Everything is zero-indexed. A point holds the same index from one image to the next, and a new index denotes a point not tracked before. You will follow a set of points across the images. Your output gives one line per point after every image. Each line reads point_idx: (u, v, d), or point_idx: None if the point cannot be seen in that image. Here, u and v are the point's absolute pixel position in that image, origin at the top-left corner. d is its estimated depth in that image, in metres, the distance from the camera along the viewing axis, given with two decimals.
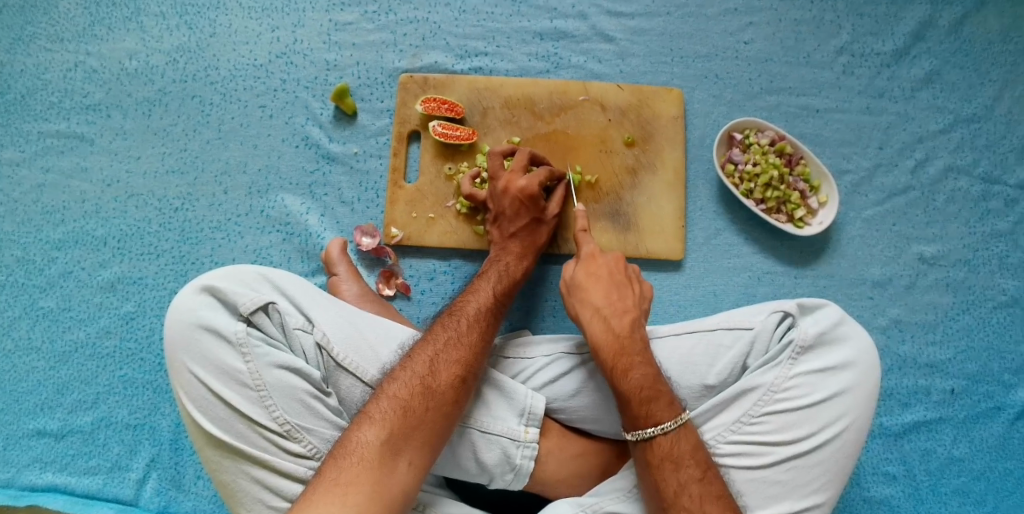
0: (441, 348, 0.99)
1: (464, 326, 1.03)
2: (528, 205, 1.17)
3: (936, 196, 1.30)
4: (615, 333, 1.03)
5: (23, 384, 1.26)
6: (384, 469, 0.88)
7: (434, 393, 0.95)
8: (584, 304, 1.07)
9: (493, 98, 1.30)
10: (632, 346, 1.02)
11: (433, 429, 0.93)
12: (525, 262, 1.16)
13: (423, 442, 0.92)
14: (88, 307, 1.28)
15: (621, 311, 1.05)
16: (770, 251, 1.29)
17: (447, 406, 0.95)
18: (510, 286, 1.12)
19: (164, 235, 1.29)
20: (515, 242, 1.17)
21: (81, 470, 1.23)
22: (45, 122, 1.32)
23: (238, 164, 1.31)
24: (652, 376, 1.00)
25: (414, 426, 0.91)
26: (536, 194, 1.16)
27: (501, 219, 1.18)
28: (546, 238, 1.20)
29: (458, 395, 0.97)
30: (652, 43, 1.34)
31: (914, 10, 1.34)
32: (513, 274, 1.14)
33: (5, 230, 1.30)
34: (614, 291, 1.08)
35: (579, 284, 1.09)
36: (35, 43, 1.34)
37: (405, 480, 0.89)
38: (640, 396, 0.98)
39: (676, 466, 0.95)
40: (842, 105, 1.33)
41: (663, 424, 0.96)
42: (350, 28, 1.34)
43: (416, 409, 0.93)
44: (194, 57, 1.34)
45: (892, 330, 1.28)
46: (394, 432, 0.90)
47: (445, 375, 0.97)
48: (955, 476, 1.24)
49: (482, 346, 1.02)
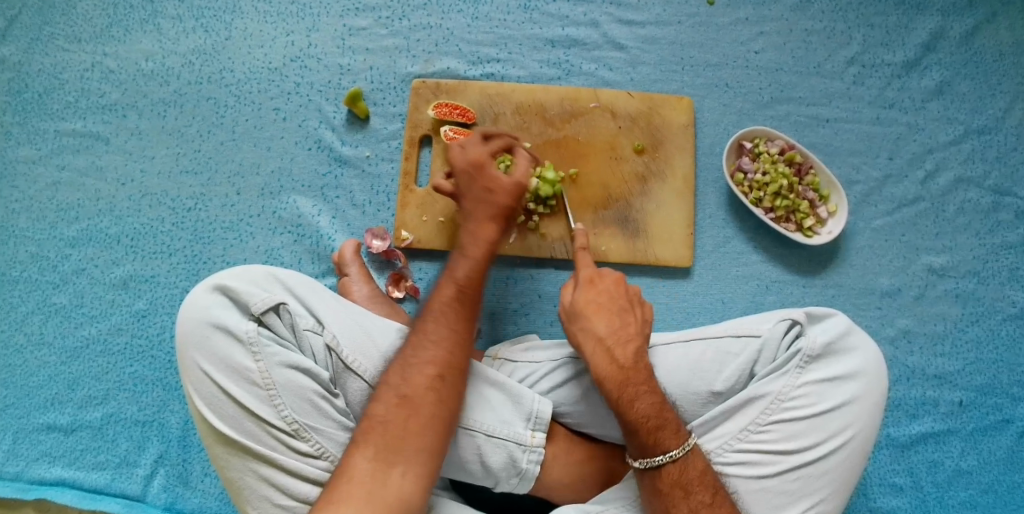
0: (412, 352, 0.96)
1: (434, 322, 0.98)
2: (476, 180, 1.08)
3: (945, 207, 1.30)
4: (619, 363, 1.02)
5: (34, 379, 1.27)
6: (380, 486, 0.86)
7: (414, 401, 0.92)
8: (587, 333, 1.05)
9: (505, 104, 1.31)
10: (638, 375, 1.01)
11: (425, 435, 0.90)
12: (488, 226, 1.06)
13: (416, 450, 0.89)
14: (100, 303, 1.29)
15: (624, 340, 1.04)
16: (780, 260, 1.29)
17: (429, 409, 0.92)
18: (479, 262, 1.04)
19: (177, 234, 1.31)
20: (473, 212, 1.07)
21: (89, 465, 1.24)
22: (62, 121, 1.34)
23: (251, 165, 1.32)
24: (658, 405, 0.99)
25: (402, 439, 0.89)
26: (483, 163, 1.09)
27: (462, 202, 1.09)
28: (513, 201, 1.09)
29: (440, 394, 0.93)
30: (663, 51, 1.35)
31: (925, 21, 1.35)
32: (478, 249, 1.05)
33: (20, 226, 1.31)
34: (615, 319, 1.06)
35: (580, 310, 1.07)
36: (53, 43, 1.36)
37: (404, 491, 0.87)
38: (647, 425, 0.97)
39: (686, 493, 0.96)
40: (853, 115, 1.33)
41: (670, 451, 0.97)
42: (364, 33, 1.35)
43: (395, 419, 0.90)
44: (210, 60, 1.35)
45: (901, 341, 1.27)
46: (380, 448, 0.88)
47: (418, 379, 0.93)
48: (962, 489, 1.23)
49: (452, 338, 0.97)
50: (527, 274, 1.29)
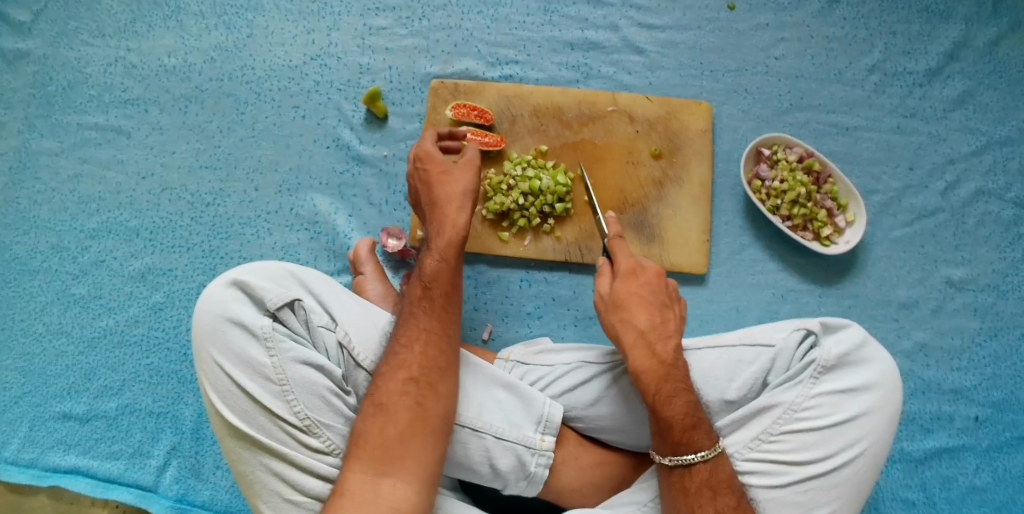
0: (398, 348, 0.99)
1: (412, 318, 1.01)
2: (431, 178, 1.13)
3: (965, 219, 1.29)
4: (660, 358, 1.02)
5: (52, 367, 1.29)
6: (373, 493, 0.89)
7: (400, 407, 0.94)
8: (628, 326, 1.05)
9: (523, 106, 1.31)
10: (676, 372, 1.02)
11: (410, 440, 0.93)
12: (456, 216, 1.08)
13: (404, 455, 0.92)
14: (118, 295, 1.31)
15: (665, 336, 1.04)
16: (796, 268, 1.28)
17: (408, 409, 0.94)
18: (448, 251, 1.05)
19: (195, 229, 1.32)
20: (437, 206, 1.10)
21: (103, 455, 1.26)
22: (85, 114, 1.36)
23: (270, 162, 1.33)
24: (693, 404, 1.00)
25: (389, 446, 0.92)
26: (433, 162, 1.13)
27: (428, 197, 1.12)
28: (471, 185, 1.12)
29: (421, 392, 0.95)
30: (682, 55, 1.35)
31: (948, 30, 1.33)
32: (444, 239, 1.06)
33: (41, 217, 1.33)
34: (657, 314, 1.06)
35: (621, 302, 1.07)
36: (77, 37, 1.38)
37: (395, 496, 0.90)
38: (683, 423, 0.98)
39: (714, 494, 0.97)
40: (873, 124, 1.32)
41: (702, 451, 0.98)
42: (384, 33, 1.36)
43: (372, 429, 0.93)
44: (231, 57, 1.36)
45: (917, 354, 1.26)
46: (365, 459, 0.91)
47: (397, 378, 0.96)
48: (976, 505, 1.22)
49: (424, 336, 0.99)
50: (541, 276, 1.29)
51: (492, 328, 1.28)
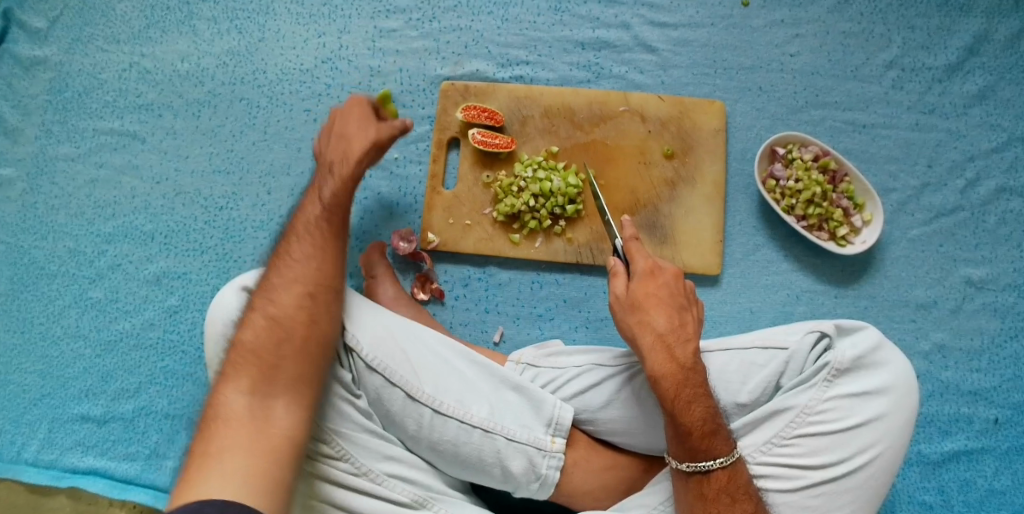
0: (279, 275, 0.98)
1: (295, 244, 1.01)
2: (346, 117, 1.13)
3: (985, 217, 1.26)
4: (679, 362, 1.00)
5: (71, 370, 1.31)
6: (255, 414, 0.86)
7: (280, 323, 0.94)
8: (646, 328, 1.02)
9: (533, 107, 1.31)
10: (695, 377, 1.00)
11: (296, 353, 0.92)
12: (356, 150, 1.09)
13: (292, 374, 0.90)
14: (134, 299, 1.32)
15: (684, 339, 1.02)
16: (811, 269, 1.27)
17: (266, 324, 0.93)
18: (347, 181, 1.06)
19: (208, 232, 1.33)
20: (343, 142, 1.10)
21: (121, 456, 1.28)
22: (100, 120, 1.37)
23: (281, 165, 1.34)
24: (711, 410, 0.99)
25: (275, 362, 0.90)
26: (355, 105, 1.14)
27: (338, 135, 1.12)
28: (384, 138, 1.11)
29: (307, 309, 0.95)
30: (695, 53, 1.33)
31: (968, 23, 1.30)
32: (344, 169, 1.07)
33: (60, 222, 1.35)
34: (676, 316, 1.03)
35: (638, 303, 1.04)
36: (92, 44, 1.39)
37: (284, 422, 0.87)
38: (702, 429, 0.97)
39: (732, 500, 0.96)
40: (891, 120, 1.29)
41: (719, 458, 0.97)
42: (394, 35, 1.36)
43: (267, 347, 0.91)
44: (243, 61, 1.37)
45: (935, 355, 1.24)
46: (254, 379, 0.89)
47: (287, 298, 0.96)
48: (995, 509, 1.20)
49: (317, 254, 0.99)
50: (553, 278, 1.28)
51: (504, 330, 1.27)
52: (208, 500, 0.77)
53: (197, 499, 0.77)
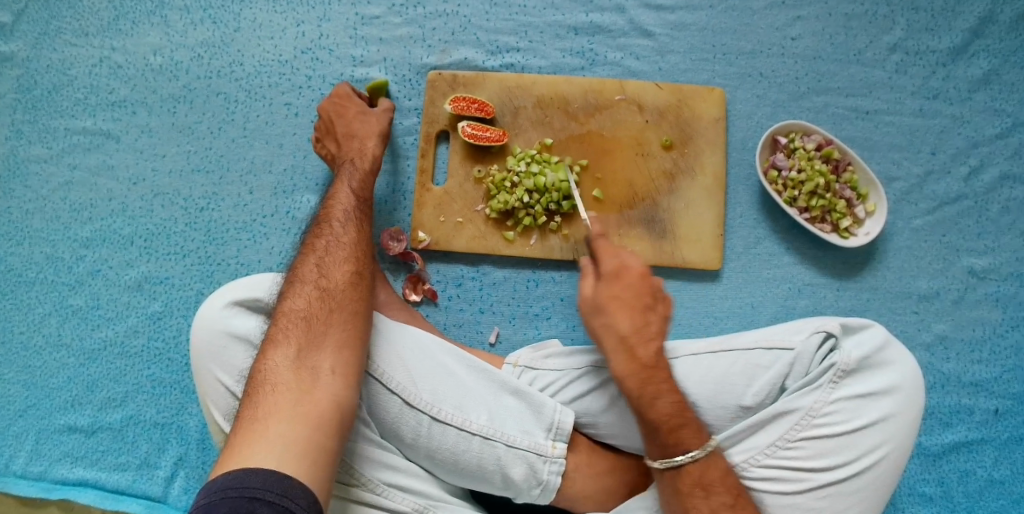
0: (323, 254, 1.00)
1: (338, 227, 1.04)
2: (346, 113, 1.17)
3: (989, 205, 1.24)
4: (641, 362, 0.99)
5: (54, 380, 1.26)
6: (303, 378, 0.85)
7: (332, 297, 0.95)
8: (609, 331, 1.01)
9: (525, 97, 1.25)
10: (659, 374, 0.99)
11: (346, 324, 0.92)
12: (368, 144, 1.15)
13: (341, 343, 0.90)
14: (116, 305, 1.27)
15: (647, 338, 1.01)
16: (813, 261, 1.24)
17: (315, 297, 0.94)
18: (368, 175, 1.13)
19: (190, 235, 1.27)
20: (356, 138, 1.15)
21: (111, 466, 1.24)
22: (71, 119, 1.30)
23: (264, 163, 1.28)
24: (678, 405, 0.97)
25: (324, 329, 0.90)
26: (348, 100, 1.18)
27: (346, 131, 1.16)
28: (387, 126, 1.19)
29: (357, 287, 0.97)
30: (693, 38, 1.27)
31: (974, 4, 1.26)
32: (364, 164, 1.13)
33: (34, 227, 1.29)
34: (639, 317, 1.02)
35: (602, 305, 1.03)
36: (58, 37, 1.31)
37: (332, 386, 0.86)
38: (669, 424, 0.96)
39: (706, 493, 0.94)
40: (895, 107, 1.26)
41: (691, 451, 0.95)
42: (377, 22, 1.29)
43: (317, 314, 0.92)
44: (219, 53, 1.30)
45: (937, 347, 1.22)
46: (302, 344, 0.89)
47: (337, 275, 0.97)
48: (994, 498, 1.20)
49: (362, 240, 1.04)
50: (549, 276, 1.24)
51: (500, 331, 1.24)
52: (255, 465, 0.75)
53: (242, 465, 0.75)
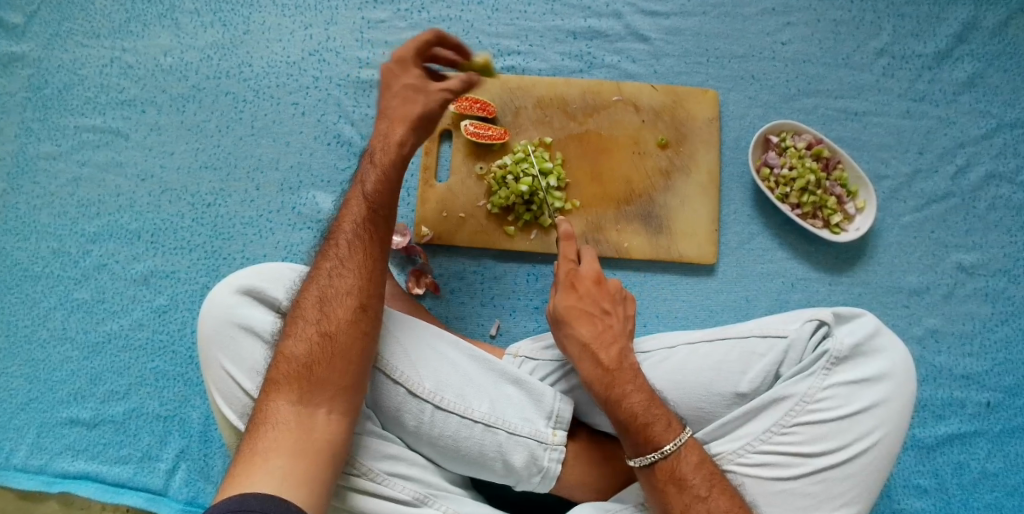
0: (327, 286, 0.97)
1: (344, 254, 0.99)
2: (395, 88, 1.06)
3: (976, 203, 1.27)
4: (603, 365, 1.02)
5: (58, 373, 1.28)
6: (302, 424, 0.87)
7: (335, 338, 0.93)
8: (571, 339, 1.05)
9: (526, 98, 1.29)
10: (623, 374, 1.02)
11: (347, 368, 0.91)
12: (401, 135, 1.03)
13: (343, 387, 0.90)
14: (122, 299, 1.29)
15: (609, 342, 1.04)
16: (805, 256, 1.27)
17: (317, 338, 0.93)
18: (391, 173, 1.02)
19: (196, 230, 1.30)
20: (387, 126, 1.05)
21: (112, 459, 1.25)
22: (82, 117, 1.34)
23: (270, 160, 1.32)
24: (646, 402, 0.99)
25: (325, 375, 0.90)
26: (405, 71, 1.06)
27: (386, 111, 1.06)
28: (434, 112, 1.05)
29: (361, 325, 0.94)
30: (686, 42, 1.32)
31: (957, 11, 1.31)
32: (387, 159, 1.03)
33: (42, 223, 1.32)
34: (598, 324, 1.06)
35: (562, 315, 1.08)
36: (71, 38, 1.35)
37: (329, 429, 0.87)
38: (635, 424, 0.98)
39: (680, 488, 0.95)
40: (882, 108, 1.30)
41: (663, 448, 0.96)
42: (383, 26, 1.34)
43: (320, 360, 0.91)
44: (228, 54, 1.34)
45: (928, 340, 1.25)
46: (303, 387, 0.89)
47: (340, 312, 0.94)
48: (988, 491, 1.21)
49: (371, 268, 0.98)
50: (548, 270, 1.27)
51: (500, 324, 1.27)
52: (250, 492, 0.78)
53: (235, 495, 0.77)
